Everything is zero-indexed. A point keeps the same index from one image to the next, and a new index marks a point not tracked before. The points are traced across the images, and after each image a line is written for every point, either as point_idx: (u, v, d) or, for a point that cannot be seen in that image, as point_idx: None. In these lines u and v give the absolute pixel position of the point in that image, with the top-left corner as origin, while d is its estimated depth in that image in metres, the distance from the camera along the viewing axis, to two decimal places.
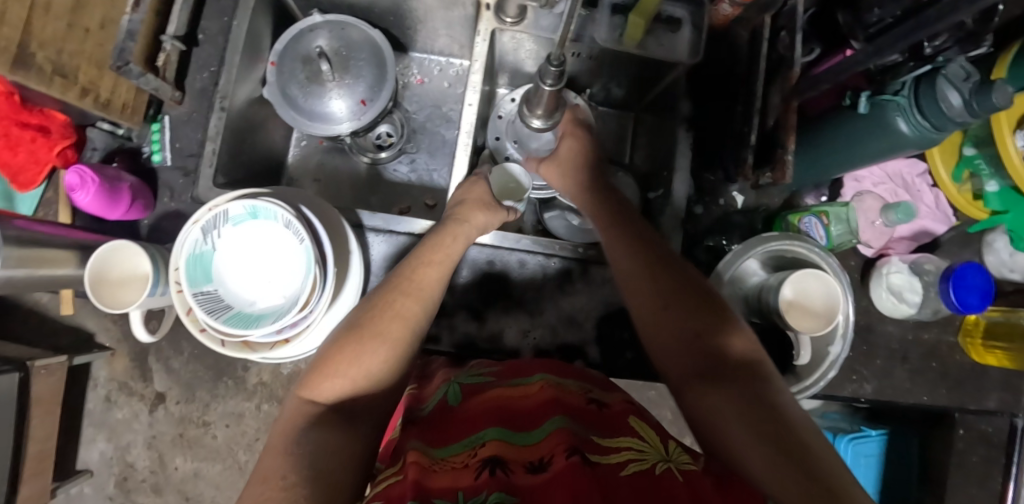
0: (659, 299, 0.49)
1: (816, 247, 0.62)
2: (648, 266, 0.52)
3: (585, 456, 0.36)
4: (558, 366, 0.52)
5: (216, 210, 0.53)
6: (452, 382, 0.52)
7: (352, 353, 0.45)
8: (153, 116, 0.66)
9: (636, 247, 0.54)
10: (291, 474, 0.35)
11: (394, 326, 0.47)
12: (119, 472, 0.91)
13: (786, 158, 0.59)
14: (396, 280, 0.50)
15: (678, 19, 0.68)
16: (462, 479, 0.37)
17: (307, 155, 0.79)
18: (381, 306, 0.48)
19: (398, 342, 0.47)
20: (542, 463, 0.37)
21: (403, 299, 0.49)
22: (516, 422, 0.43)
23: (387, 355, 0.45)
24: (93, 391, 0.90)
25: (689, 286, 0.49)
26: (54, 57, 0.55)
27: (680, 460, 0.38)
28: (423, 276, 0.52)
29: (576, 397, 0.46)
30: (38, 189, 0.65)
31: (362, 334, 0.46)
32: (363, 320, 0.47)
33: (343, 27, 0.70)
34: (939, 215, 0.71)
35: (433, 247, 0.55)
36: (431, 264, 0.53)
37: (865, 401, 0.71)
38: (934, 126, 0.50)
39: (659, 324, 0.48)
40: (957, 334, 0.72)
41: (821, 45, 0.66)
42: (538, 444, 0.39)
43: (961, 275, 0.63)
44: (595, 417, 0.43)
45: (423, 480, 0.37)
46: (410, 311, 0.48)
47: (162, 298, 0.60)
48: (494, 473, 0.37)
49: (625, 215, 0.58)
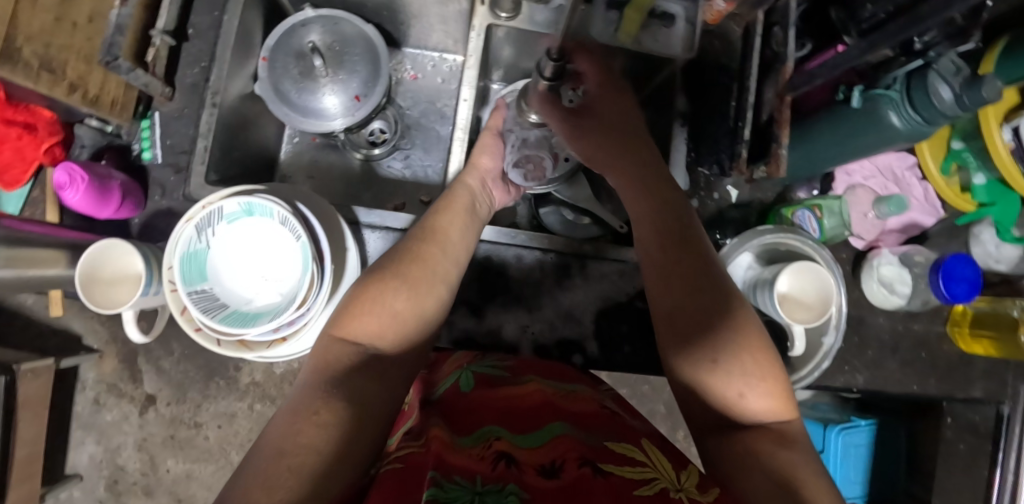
0: (700, 345, 0.44)
1: (809, 240, 0.63)
2: (693, 302, 0.46)
3: (597, 467, 0.37)
4: (563, 377, 0.54)
5: (211, 207, 0.52)
6: (465, 369, 0.53)
7: (376, 294, 0.46)
8: (142, 113, 0.65)
9: (686, 277, 0.47)
10: (324, 409, 0.36)
11: (415, 272, 0.49)
12: (109, 475, 0.90)
13: (779, 152, 0.60)
14: (420, 230, 0.53)
15: (673, 15, 0.68)
16: (478, 464, 0.37)
17: (300, 152, 0.78)
18: (408, 254, 0.50)
19: (418, 286, 0.48)
20: (555, 467, 0.38)
21: (426, 246, 0.52)
22: (527, 423, 0.44)
23: (407, 296, 0.47)
24: (81, 393, 0.89)
25: (728, 302, 0.46)
26: (41, 51, 0.54)
27: (691, 490, 0.38)
28: (447, 232, 0.54)
29: (587, 406, 0.48)
30: (26, 187, 0.64)
31: (385, 278, 0.48)
32: (389, 266, 0.49)
33: (336, 21, 0.70)
34: (927, 208, 0.72)
35: (448, 216, 0.55)
36: (449, 215, 0.56)
37: (857, 391, 0.72)
38: (925, 119, 0.51)
39: (698, 375, 0.44)
40: (945, 324, 0.73)
41: (813, 42, 0.67)
42: (546, 447, 0.41)
43: (951, 267, 0.64)
44: (605, 425, 0.45)
45: (445, 455, 0.37)
46: (431, 256, 0.51)
47: (155, 298, 0.59)
48: (509, 467, 0.37)
49: (675, 223, 0.51)
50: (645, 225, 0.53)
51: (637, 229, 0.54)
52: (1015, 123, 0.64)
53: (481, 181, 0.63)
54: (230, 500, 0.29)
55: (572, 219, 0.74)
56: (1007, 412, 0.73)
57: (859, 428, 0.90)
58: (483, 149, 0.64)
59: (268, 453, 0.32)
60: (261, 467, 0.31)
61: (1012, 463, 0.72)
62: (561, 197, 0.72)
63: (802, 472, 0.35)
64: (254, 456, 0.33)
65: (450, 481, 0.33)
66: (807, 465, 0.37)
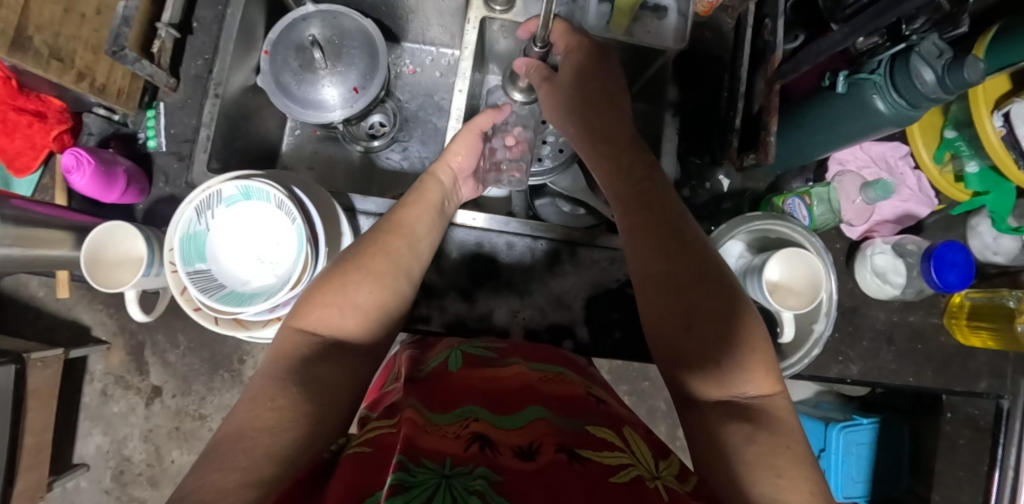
0: (680, 316, 0.44)
1: (798, 227, 0.63)
2: (669, 279, 0.46)
3: (573, 454, 0.38)
4: (548, 359, 0.55)
5: (210, 191, 0.54)
6: (455, 350, 0.55)
7: (339, 285, 0.47)
8: (148, 103, 0.68)
9: (662, 250, 0.47)
10: (279, 396, 0.37)
11: (377, 264, 0.49)
12: (116, 466, 0.92)
13: (768, 140, 0.61)
14: (386, 223, 0.54)
15: (664, 7, 0.69)
16: (451, 446, 0.38)
17: (301, 144, 0.80)
18: (371, 245, 0.51)
19: (382, 277, 0.49)
20: (532, 450, 0.38)
21: (393, 239, 0.52)
22: (505, 405, 0.45)
23: (370, 289, 0.47)
24: (89, 384, 0.91)
25: (709, 279, 0.45)
26: (51, 41, 0.56)
27: (667, 477, 0.39)
28: (410, 221, 0.55)
29: (574, 387, 0.49)
30: (35, 174, 0.67)
31: (346, 271, 0.48)
32: (351, 257, 0.50)
33: (335, 16, 0.72)
34: (921, 198, 0.72)
35: (423, 201, 0.57)
36: (416, 208, 0.56)
37: (852, 382, 0.72)
38: (909, 104, 0.51)
39: (679, 348, 0.44)
40: (942, 316, 0.73)
41: (806, 32, 0.67)
42: (524, 429, 0.41)
43: (941, 255, 0.64)
44: (585, 408, 0.46)
45: (415, 437, 0.36)
46: (396, 249, 0.51)
47: (157, 280, 0.61)
48: (483, 449, 0.38)
49: (652, 197, 0.51)
50: (622, 200, 0.52)
51: (618, 204, 0.52)
52: (1006, 109, 0.64)
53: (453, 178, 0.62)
54: (184, 487, 0.30)
55: (568, 211, 0.74)
56: (1007, 406, 0.71)
57: (862, 426, 0.89)
58: (460, 145, 0.62)
59: (225, 439, 0.34)
60: (219, 452, 0.33)
61: (1012, 460, 0.70)
62: (557, 189, 0.72)
63: (780, 453, 0.36)
64: (213, 445, 0.34)
65: (417, 464, 0.33)
66: (790, 449, 0.37)
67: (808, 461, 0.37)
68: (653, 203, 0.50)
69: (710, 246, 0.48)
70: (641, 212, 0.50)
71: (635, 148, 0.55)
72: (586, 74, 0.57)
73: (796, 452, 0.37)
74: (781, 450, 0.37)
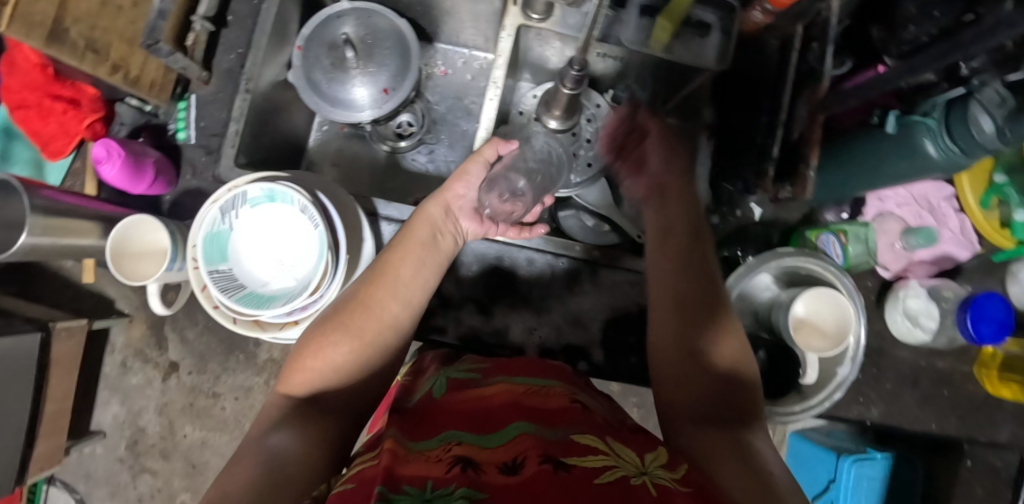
0: (691, 333, 0.49)
1: (831, 265, 0.61)
2: (684, 301, 0.52)
3: (558, 461, 0.34)
4: (543, 369, 0.51)
5: (236, 191, 0.54)
6: (440, 376, 0.53)
7: (318, 349, 0.48)
8: (180, 95, 0.68)
9: (683, 279, 0.53)
10: (249, 460, 0.37)
11: (359, 321, 0.50)
12: (130, 435, 0.94)
13: (807, 173, 0.58)
14: (371, 271, 0.53)
15: (707, 24, 0.66)
16: (433, 470, 0.35)
17: (328, 140, 0.80)
18: (353, 301, 0.51)
19: (360, 335, 0.49)
20: (516, 464, 0.34)
21: (375, 290, 0.51)
22: (489, 424, 0.42)
23: (348, 348, 0.48)
24: (110, 356, 0.93)
25: (716, 309, 0.51)
26: (87, 33, 0.56)
27: (658, 472, 0.34)
28: (393, 262, 0.53)
29: (560, 399, 0.45)
30: (67, 158, 0.67)
31: (324, 333, 0.49)
32: (333, 314, 0.51)
33: (369, 15, 0.71)
34: (962, 241, 0.69)
35: (407, 234, 0.55)
36: (401, 250, 0.54)
37: (871, 424, 0.70)
38: (962, 151, 0.49)
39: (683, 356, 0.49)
40: (972, 364, 0.70)
41: (853, 59, 0.64)
42: (509, 445, 0.37)
43: (980, 306, 0.61)
44: (573, 418, 0.42)
45: (394, 468, 0.34)
46: (376, 301, 0.51)
47: (178, 274, 0.62)
48: (464, 469, 0.34)
49: (681, 234, 0.57)
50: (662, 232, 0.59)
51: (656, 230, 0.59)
52: None
53: (445, 207, 0.58)
54: None
55: (592, 225, 0.73)
56: None
57: (875, 461, 0.69)
58: (460, 174, 0.59)
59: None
60: None
61: None
62: (583, 203, 0.71)
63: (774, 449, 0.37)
64: None
65: (396, 493, 0.30)
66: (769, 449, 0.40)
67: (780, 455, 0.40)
68: (680, 238, 0.57)
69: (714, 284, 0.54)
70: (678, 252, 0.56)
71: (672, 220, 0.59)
72: (664, 189, 0.63)
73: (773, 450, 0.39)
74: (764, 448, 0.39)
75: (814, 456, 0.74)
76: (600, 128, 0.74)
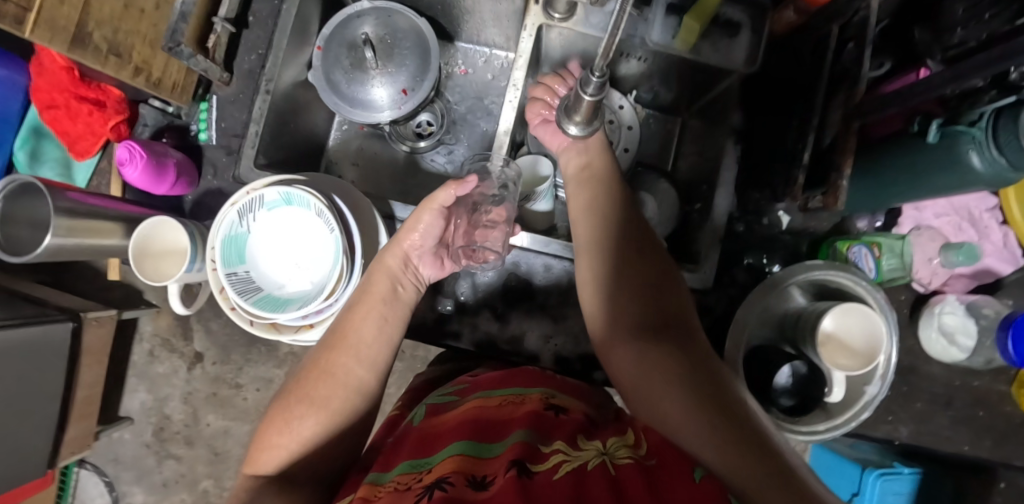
0: (626, 294, 0.52)
1: (864, 280, 0.59)
2: (610, 257, 0.54)
3: (523, 467, 0.33)
4: (531, 377, 0.50)
5: (253, 194, 0.54)
6: (421, 405, 0.50)
7: (283, 421, 0.45)
8: (201, 96, 0.69)
9: (608, 238, 0.55)
10: None
11: (320, 390, 0.47)
12: (156, 422, 0.96)
13: (841, 183, 0.55)
14: (330, 336, 0.50)
15: (737, 23, 0.64)
16: (401, 499, 0.33)
17: (348, 140, 0.80)
18: (314, 369, 0.48)
19: (326, 406, 0.46)
20: (484, 480, 0.33)
21: (336, 356, 0.49)
22: (481, 434, 0.40)
23: (316, 420, 0.45)
24: (138, 344, 0.96)
25: (641, 261, 0.53)
26: (110, 36, 0.57)
27: (618, 453, 0.35)
28: (353, 324, 0.50)
29: (534, 405, 0.43)
30: (94, 158, 0.70)
31: (288, 407, 0.46)
32: (296, 385, 0.48)
33: (389, 14, 0.70)
34: (1005, 255, 0.65)
35: (364, 289, 0.52)
36: (359, 313, 0.51)
37: (899, 444, 0.67)
38: (1010, 164, 0.46)
39: (622, 317, 0.51)
40: (1010, 384, 0.67)
41: (893, 60, 0.61)
42: (489, 462, 0.36)
43: (1021, 327, 0.59)
44: (547, 422, 0.40)
45: None
46: (338, 368, 0.48)
47: (199, 274, 0.62)
48: (430, 491, 0.32)
49: (603, 189, 0.58)
50: (584, 196, 0.58)
51: (580, 192, 0.59)
52: None
53: (404, 259, 0.54)
54: None
55: None
56: None
57: (902, 476, 0.68)
58: (414, 223, 0.53)
59: None
60: None
61: None
62: None
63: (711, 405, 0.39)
64: None
65: None
66: (703, 379, 0.43)
67: (716, 383, 0.43)
68: (601, 196, 0.57)
69: (647, 236, 0.56)
70: (600, 212, 0.57)
71: (628, 254, 0.53)
72: (593, 205, 0.57)
73: (708, 383, 0.42)
74: (699, 389, 0.41)
75: (841, 469, 0.74)
76: (625, 130, 0.76)
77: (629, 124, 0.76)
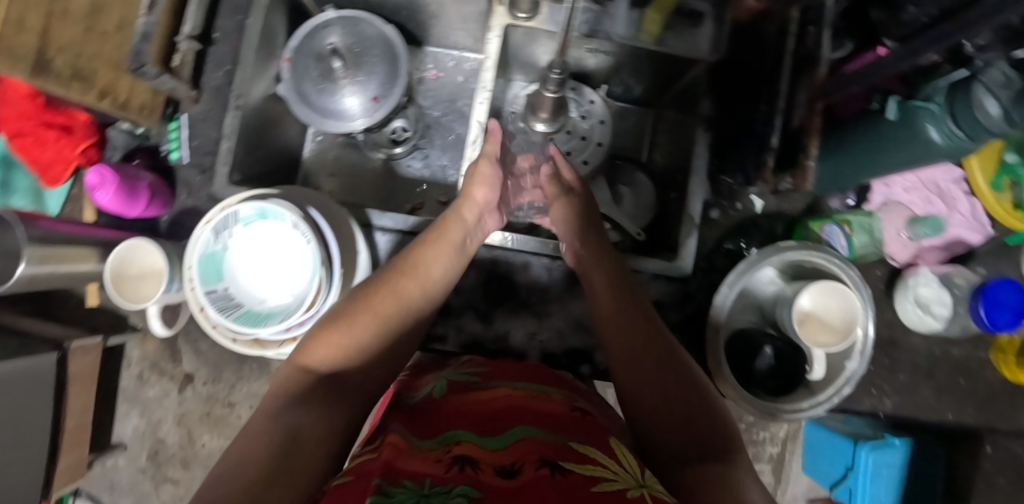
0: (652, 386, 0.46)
1: (836, 257, 0.59)
2: (634, 346, 0.49)
3: (556, 466, 0.33)
4: (546, 377, 0.51)
5: (226, 211, 0.54)
6: (440, 378, 0.51)
7: (346, 325, 0.49)
8: (171, 115, 0.69)
9: (634, 326, 0.51)
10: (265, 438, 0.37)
11: (385, 306, 0.51)
12: (150, 446, 0.95)
13: (808, 164, 0.56)
14: (401, 263, 0.54)
15: (701, 13, 0.64)
16: (434, 468, 0.34)
17: (323, 150, 0.80)
18: (381, 286, 0.52)
19: (385, 321, 0.50)
20: (514, 468, 0.34)
21: (404, 281, 0.53)
22: (491, 422, 0.40)
23: (376, 330, 0.50)
24: (127, 369, 0.94)
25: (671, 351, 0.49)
26: (71, 61, 0.58)
27: (654, 488, 0.34)
28: (426, 257, 0.55)
29: (561, 406, 0.44)
30: (65, 185, 0.69)
31: (355, 312, 0.50)
32: (362, 297, 0.52)
33: (356, 22, 0.70)
34: (973, 224, 0.66)
35: (437, 230, 0.57)
36: (432, 248, 0.55)
37: (885, 416, 0.69)
38: (968, 137, 0.46)
39: (651, 410, 0.45)
40: (988, 351, 0.68)
41: (854, 42, 0.61)
42: (508, 449, 0.36)
43: (993, 293, 0.60)
44: (574, 426, 0.41)
45: (395, 462, 0.34)
46: (405, 291, 0.53)
47: (177, 295, 0.63)
48: (463, 469, 0.33)
49: (623, 285, 0.55)
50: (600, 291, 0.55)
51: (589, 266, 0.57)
52: None
53: (478, 213, 0.59)
54: None
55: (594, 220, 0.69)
56: None
57: (894, 448, 0.66)
58: (478, 180, 0.58)
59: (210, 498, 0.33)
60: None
61: None
62: None
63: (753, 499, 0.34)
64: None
65: (395, 486, 0.31)
66: (746, 482, 0.36)
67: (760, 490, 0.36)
68: (622, 288, 0.54)
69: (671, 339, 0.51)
70: (621, 303, 0.53)
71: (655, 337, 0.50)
72: (611, 277, 0.55)
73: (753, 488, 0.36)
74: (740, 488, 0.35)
75: (833, 445, 0.70)
76: (596, 125, 0.75)
77: (602, 118, 0.75)
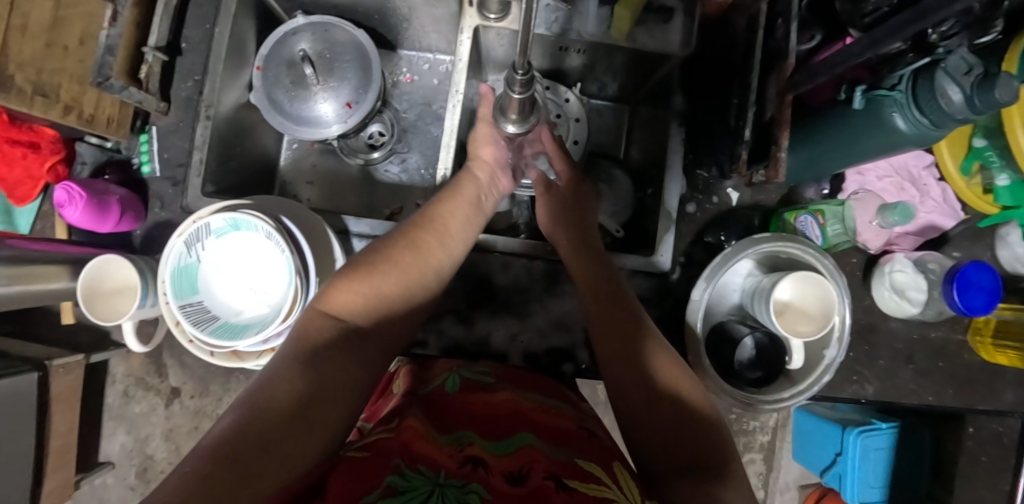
0: (642, 389, 0.45)
1: (810, 247, 0.59)
2: (630, 347, 0.48)
3: (562, 482, 0.34)
4: (552, 391, 0.51)
5: (198, 223, 0.53)
6: (453, 373, 0.52)
7: (367, 273, 0.46)
8: (140, 128, 0.67)
9: (635, 332, 0.50)
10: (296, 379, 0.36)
11: (408, 258, 0.49)
12: (139, 464, 0.94)
13: (779, 155, 0.56)
14: (419, 219, 0.54)
15: (670, 9, 0.66)
16: (446, 460, 0.36)
17: (300, 157, 0.79)
18: (405, 239, 0.51)
19: (408, 273, 0.49)
20: (522, 474, 0.35)
21: (424, 234, 0.52)
22: (494, 430, 0.41)
23: (398, 279, 0.48)
24: (111, 386, 0.91)
25: (675, 360, 0.48)
26: (33, 77, 0.58)
27: None
28: (448, 215, 0.55)
29: (566, 421, 0.45)
30: (35, 202, 0.68)
31: (376, 262, 0.48)
32: (383, 248, 0.50)
33: (326, 28, 0.70)
34: (946, 210, 0.69)
35: (453, 191, 0.57)
36: (451, 207, 0.56)
37: (867, 402, 0.69)
38: (932, 123, 0.47)
39: (644, 415, 0.44)
40: (966, 333, 0.69)
41: (822, 32, 0.62)
42: (514, 455, 0.38)
43: (965, 276, 0.61)
44: (577, 439, 0.41)
45: (411, 445, 0.36)
46: (427, 245, 0.51)
47: (153, 309, 0.62)
48: (476, 469, 0.35)
49: (616, 296, 0.53)
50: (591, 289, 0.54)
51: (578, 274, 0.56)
52: None
53: (489, 173, 0.61)
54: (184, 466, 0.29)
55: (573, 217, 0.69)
56: None
57: (881, 432, 0.72)
58: (482, 140, 0.62)
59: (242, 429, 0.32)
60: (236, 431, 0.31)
61: None
62: None
63: None
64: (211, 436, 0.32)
65: (413, 471, 0.33)
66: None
67: None
68: (616, 300, 0.53)
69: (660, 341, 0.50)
70: (613, 308, 0.52)
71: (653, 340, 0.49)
72: (608, 279, 0.54)
73: None
74: None
75: (823, 431, 0.75)
76: (572, 123, 0.76)
77: (577, 116, 0.77)
